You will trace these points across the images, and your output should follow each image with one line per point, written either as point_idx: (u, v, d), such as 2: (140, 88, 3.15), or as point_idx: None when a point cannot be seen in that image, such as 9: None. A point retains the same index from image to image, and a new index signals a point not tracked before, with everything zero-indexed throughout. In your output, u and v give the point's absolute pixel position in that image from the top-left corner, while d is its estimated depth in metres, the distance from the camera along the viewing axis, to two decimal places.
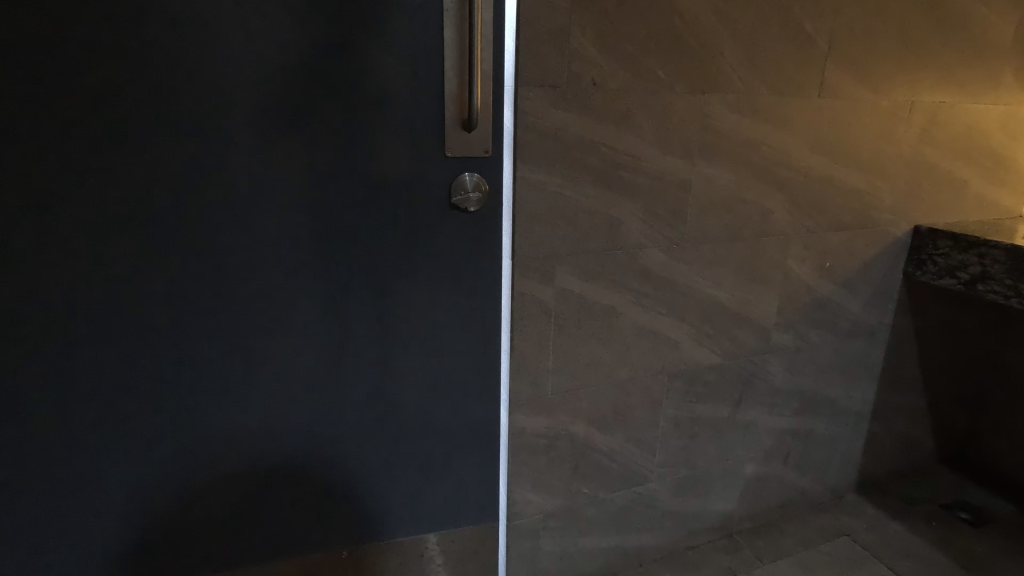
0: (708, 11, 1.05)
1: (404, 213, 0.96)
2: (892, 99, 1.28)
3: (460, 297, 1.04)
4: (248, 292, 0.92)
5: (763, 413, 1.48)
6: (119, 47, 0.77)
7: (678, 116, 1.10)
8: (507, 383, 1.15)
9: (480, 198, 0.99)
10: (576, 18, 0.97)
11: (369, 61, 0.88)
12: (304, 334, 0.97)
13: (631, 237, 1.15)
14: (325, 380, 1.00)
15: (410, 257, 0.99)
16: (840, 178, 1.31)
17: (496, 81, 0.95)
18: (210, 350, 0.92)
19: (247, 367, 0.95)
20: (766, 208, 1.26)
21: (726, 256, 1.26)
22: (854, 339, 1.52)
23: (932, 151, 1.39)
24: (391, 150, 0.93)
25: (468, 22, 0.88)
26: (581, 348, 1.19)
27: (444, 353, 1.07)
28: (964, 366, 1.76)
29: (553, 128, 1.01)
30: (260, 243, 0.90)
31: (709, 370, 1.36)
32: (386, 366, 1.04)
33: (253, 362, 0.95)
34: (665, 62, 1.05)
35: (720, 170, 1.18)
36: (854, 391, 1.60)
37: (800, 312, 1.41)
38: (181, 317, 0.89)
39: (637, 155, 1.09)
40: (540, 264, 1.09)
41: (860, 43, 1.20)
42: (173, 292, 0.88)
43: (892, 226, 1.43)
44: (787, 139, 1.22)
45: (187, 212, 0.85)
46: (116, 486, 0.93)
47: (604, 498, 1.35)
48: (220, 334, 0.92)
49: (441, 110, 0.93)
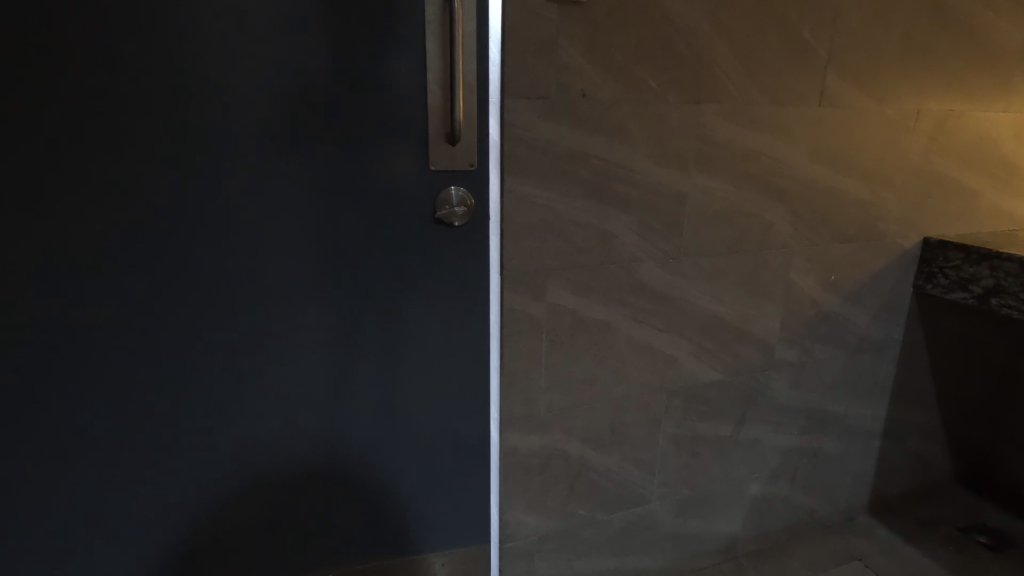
0: (702, 20, 1.03)
1: (388, 228, 0.94)
2: (897, 107, 1.24)
3: (447, 312, 1.02)
4: (229, 310, 0.90)
5: (768, 430, 1.43)
6: (95, 61, 0.76)
7: (672, 127, 1.07)
8: (498, 401, 1.12)
9: (466, 211, 0.96)
10: (564, 28, 0.95)
11: (351, 74, 0.86)
12: (285, 352, 0.94)
13: (625, 250, 1.12)
14: (307, 400, 0.97)
15: (395, 272, 0.97)
16: (844, 189, 1.27)
17: (481, 92, 0.93)
18: (190, 369, 0.90)
19: (229, 386, 0.93)
20: (767, 220, 1.22)
21: (726, 269, 1.22)
22: (863, 354, 1.47)
23: (940, 160, 1.34)
24: (375, 164, 0.91)
25: (452, 32, 0.86)
26: (575, 365, 1.16)
27: (432, 370, 1.04)
28: (981, 382, 1.69)
29: (542, 140, 0.99)
30: (240, 259, 0.88)
31: (710, 387, 1.31)
32: (372, 385, 1.01)
33: (235, 382, 0.93)
34: (658, 72, 1.02)
35: (718, 182, 1.14)
36: (864, 408, 1.54)
37: (804, 327, 1.36)
38: (160, 336, 0.87)
39: (630, 166, 1.06)
40: (530, 279, 1.06)
41: (862, 50, 1.17)
42: (152, 310, 0.86)
43: (900, 238, 1.38)
44: (787, 150, 1.18)
45: (168, 228, 0.84)
46: (95, 508, 0.91)
47: (602, 519, 1.31)
48: (201, 352, 0.90)
49: (424, 123, 0.91)
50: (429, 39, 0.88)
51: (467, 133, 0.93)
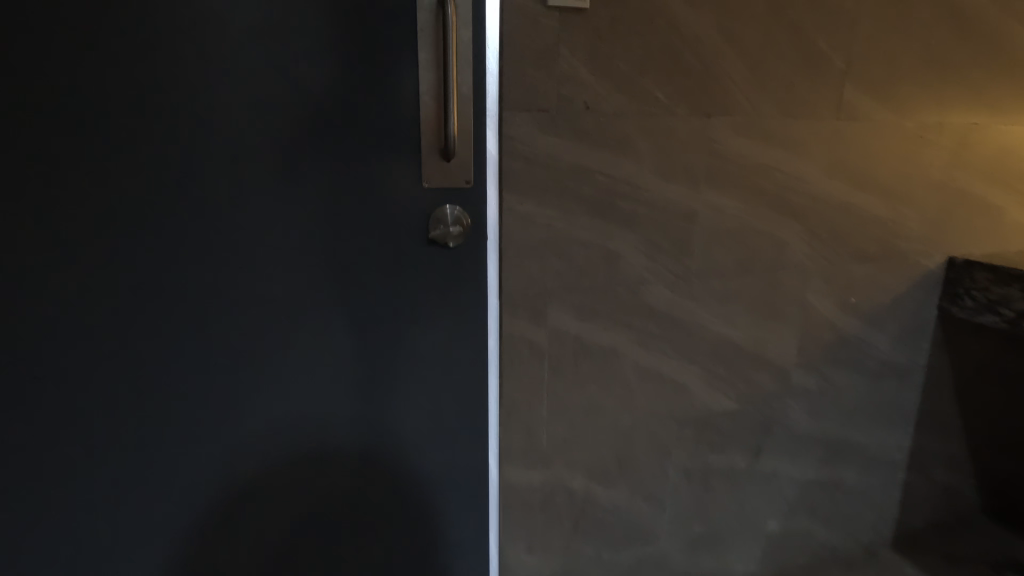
0: (711, 29, 0.97)
1: (377, 250, 0.86)
2: (917, 120, 1.18)
3: (441, 341, 0.93)
4: (202, 338, 0.82)
5: (785, 461, 1.34)
6: (63, 70, 0.70)
7: (681, 141, 1.01)
8: (497, 433, 1.05)
9: (462, 231, 0.89)
10: (565, 37, 0.89)
11: (336, 84, 0.80)
12: (262, 386, 0.86)
13: (631, 272, 1.05)
14: (286, 438, 0.88)
15: (385, 299, 0.89)
16: (864, 207, 1.20)
17: (478, 104, 0.86)
18: (159, 404, 0.82)
19: (201, 423, 0.84)
20: (783, 239, 1.15)
21: (739, 291, 1.15)
22: (885, 380, 1.39)
23: (964, 176, 1.27)
24: (362, 181, 0.84)
25: (445, 40, 0.80)
26: (579, 394, 1.08)
27: (423, 407, 0.94)
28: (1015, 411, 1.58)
29: (543, 154, 0.93)
30: (215, 283, 0.81)
31: (723, 416, 1.23)
32: (357, 422, 0.91)
33: (207, 417, 0.84)
34: (665, 83, 0.97)
35: (730, 199, 1.08)
36: (886, 437, 1.45)
37: (823, 351, 1.29)
38: (127, 367, 0.80)
39: (636, 182, 1.00)
40: (530, 302, 0.99)
41: (879, 61, 1.11)
42: (119, 338, 0.79)
43: (924, 257, 1.31)
44: (803, 165, 1.12)
45: (138, 248, 0.77)
46: (57, 554, 0.83)
47: (609, 559, 1.22)
48: (172, 385, 0.82)
49: (416, 136, 0.84)
50: (421, 47, 0.82)
51: (462, 147, 0.86)
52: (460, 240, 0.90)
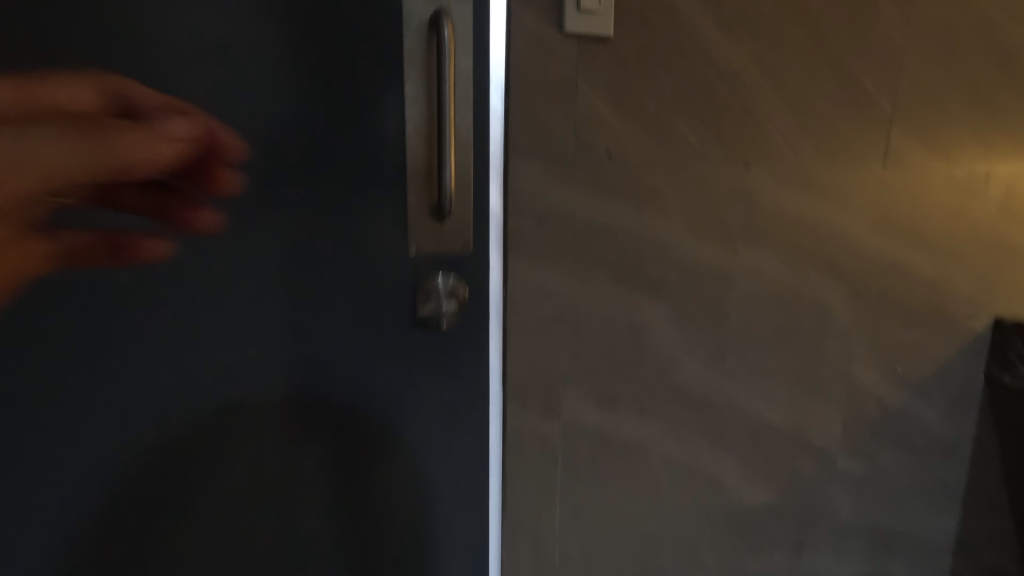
0: (751, 63, 0.82)
1: (349, 335, 0.69)
2: (965, 169, 1.05)
3: (429, 445, 0.74)
4: (127, 448, 0.64)
5: (828, 557, 1.15)
6: None
7: (716, 194, 0.85)
8: (498, 553, 0.84)
9: (457, 307, 0.71)
10: (584, 71, 0.73)
11: (301, 127, 0.63)
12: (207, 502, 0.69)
13: (659, 349, 0.87)
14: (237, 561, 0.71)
15: (359, 395, 0.70)
16: (910, 265, 1.06)
17: (480, 152, 0.68)
18: (73, 529, 0.65)
19: (128, 550, 0.67)
20: (827, 304, 0.99)
21: (780, 365, 0.98)
22: (932, 458, 1.22)
23: (1016, 230, 1.13)
24: (333, 249, 0.66)
25: (439, 73, 0.62)
26: (598, 497, 0.89)
27: (405, 524, 0.75)
28: None
29: (556, 211, 0.75)
30: (143, 377, 0.63)
31: (762, 511, 1.04)
32: (325, 540, 0.73)
33: (137, 543, 0.67)
34: (699, 125, 0.81)
35: (770, 260, 0.92)
36: (933, 521, 1.27)
37: (869, 429, 1.12)
38: (29, 485, 0.62)
39: (666, 243, 0.83)
40: (541, 391, 0.81)
41: (927, 104, 0.98)
42: (17, 449, 0.61)
43: (971, 319, 1.16)
44: (848, 220, 0.97)
45: (42, 337, 0.60)
46: None
47: None
48: (87, 508, 0.64)
49: (401, 192, 0.67)
50: (409, 83, 0.64)
51: (460, 206, 0.68)
52: (455, 319, 0.71)
